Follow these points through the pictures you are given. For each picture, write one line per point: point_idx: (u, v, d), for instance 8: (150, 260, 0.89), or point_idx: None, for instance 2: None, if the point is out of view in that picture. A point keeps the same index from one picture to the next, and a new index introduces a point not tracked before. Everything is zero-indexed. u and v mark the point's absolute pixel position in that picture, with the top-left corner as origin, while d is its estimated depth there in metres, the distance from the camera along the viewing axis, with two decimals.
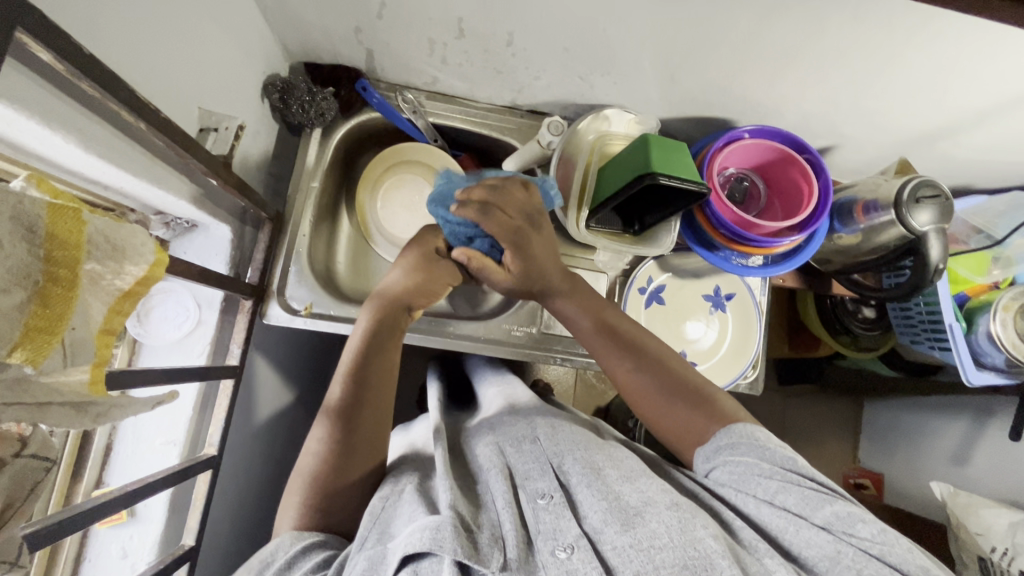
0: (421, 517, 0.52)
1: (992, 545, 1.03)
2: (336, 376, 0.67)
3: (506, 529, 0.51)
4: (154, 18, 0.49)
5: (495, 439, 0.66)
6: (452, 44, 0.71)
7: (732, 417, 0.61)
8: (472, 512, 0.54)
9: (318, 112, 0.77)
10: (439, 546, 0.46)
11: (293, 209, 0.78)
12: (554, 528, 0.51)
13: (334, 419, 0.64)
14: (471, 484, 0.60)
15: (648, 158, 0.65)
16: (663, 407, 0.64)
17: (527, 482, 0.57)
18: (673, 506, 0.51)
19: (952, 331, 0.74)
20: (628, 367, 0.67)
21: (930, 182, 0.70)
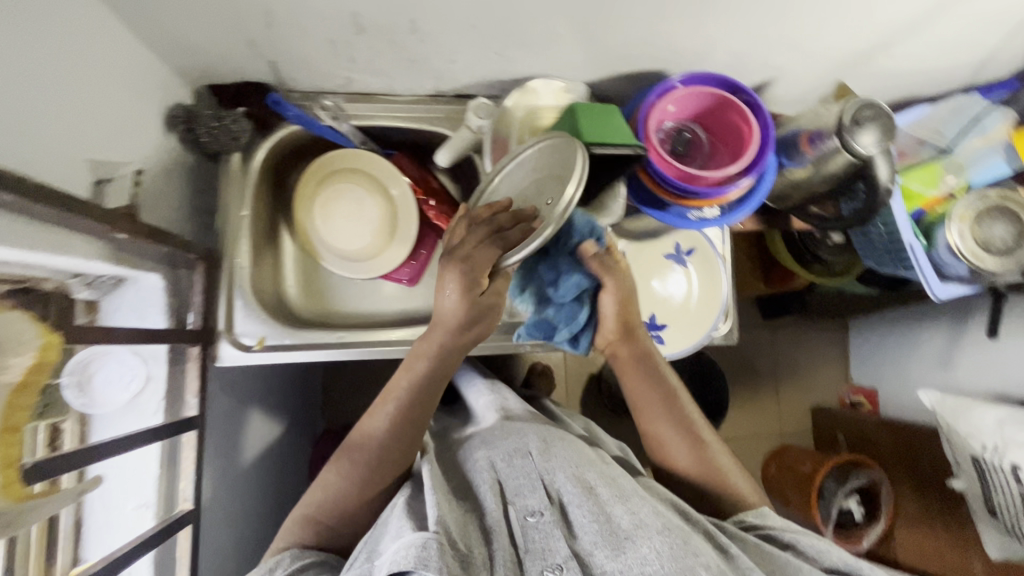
0: (409, 532, 0.53)
1: (982, 443, 1.05)
2: (386, 409, 0.64)
3: (495, 547, 0.56)
4: (5, 76, 0.45)
5: (485, 453, 0.67)
6: (355, 40, 0.66)
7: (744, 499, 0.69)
8: (458, 528, 0.55)
9: (232, 135, 0.73)
10: (424, 565, 0.48)
11: (227, 242, 0.74)
12: (543, 548, 0.55)
13: (366, 452, 0.63)
14: (463, 495, 0.63)
15: (579, 129, 0.62)
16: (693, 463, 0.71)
17: (517, 498, 0.61)
18: (664, 530, 0.54)
19: (912, 249, 0.73)
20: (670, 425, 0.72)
21: (869, 103, 0.68)
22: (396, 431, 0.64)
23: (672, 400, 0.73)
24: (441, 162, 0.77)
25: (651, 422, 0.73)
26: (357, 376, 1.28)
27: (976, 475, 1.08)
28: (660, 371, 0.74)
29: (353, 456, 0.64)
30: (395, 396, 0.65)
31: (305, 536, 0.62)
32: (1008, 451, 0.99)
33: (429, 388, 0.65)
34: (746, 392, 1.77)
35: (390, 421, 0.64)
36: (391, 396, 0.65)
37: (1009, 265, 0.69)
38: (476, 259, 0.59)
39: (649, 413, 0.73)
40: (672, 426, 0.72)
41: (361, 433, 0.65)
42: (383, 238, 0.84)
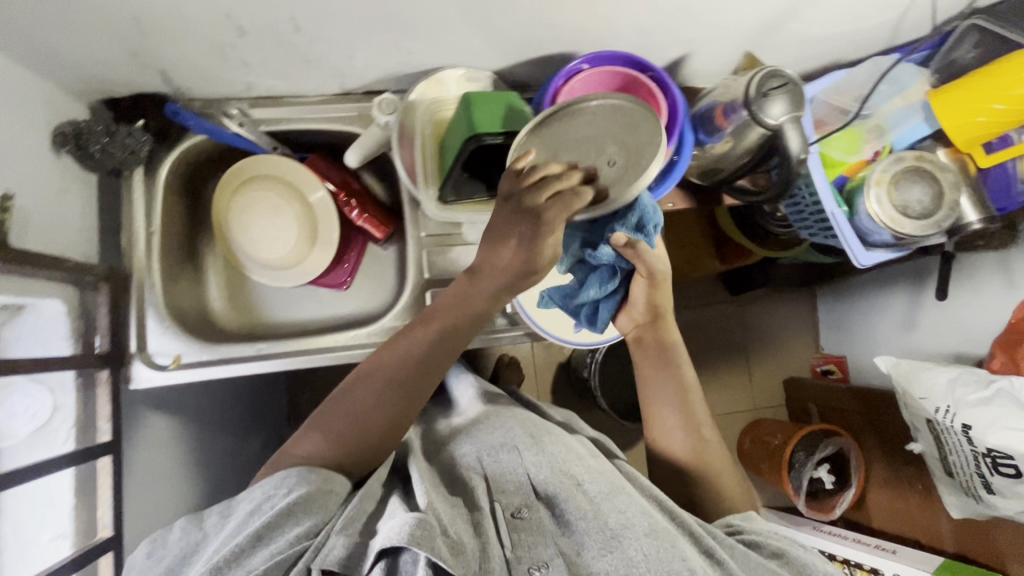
0: (399, 513, 0.53)
1: (936, 406, 1.04)
2: (428, 324, 0.64)
3: (485, 539, 0.56)
4: None
5: (473, 447, 0.72)
6: (240, 43, 0.63)
7: (728, 502, 0.73)
8: (447, 516, 0.56)
9: (126, 149, 0.70)
10: (417, 542, 0.48)
11: (135, 261, 0.72)
12: (530, 545, 0.56)
13: (402, 366, 0.63)
14: (451, 487, 0.66)
15: (471, 119, 0.61)
16: (687, 451, 0.77)
17: (501, 493, 0.63)
18: (651, 533, 0.55)
19: (834, 219, 0.72)
20: (672, 411, 0.78)
21: (776, 72, 0.67)
22: (435, 345, 0.64)
23: (682, 394, 0.79)
24: (351, 163, 0.75)
25: (657, 406, 0.80)
26: (314, 381, 1.26)
27: (933, 438, 1.08)
28: (676, 364, 0.80)
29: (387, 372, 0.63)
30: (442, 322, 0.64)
31: (317, 451, 0.60)
32: (960, 411, 0.99)
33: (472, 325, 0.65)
34: (718, 368, 1.76)
35: (436, 346, 0.63)
36: (433, 313, 0.65)
37: (927, 229, 0.69)
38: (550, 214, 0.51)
39: (656, 396, 0.80)
40: (676, 415, 0.78)
41: (401, 343, 0.64)
42: (306, 244, 0.82)
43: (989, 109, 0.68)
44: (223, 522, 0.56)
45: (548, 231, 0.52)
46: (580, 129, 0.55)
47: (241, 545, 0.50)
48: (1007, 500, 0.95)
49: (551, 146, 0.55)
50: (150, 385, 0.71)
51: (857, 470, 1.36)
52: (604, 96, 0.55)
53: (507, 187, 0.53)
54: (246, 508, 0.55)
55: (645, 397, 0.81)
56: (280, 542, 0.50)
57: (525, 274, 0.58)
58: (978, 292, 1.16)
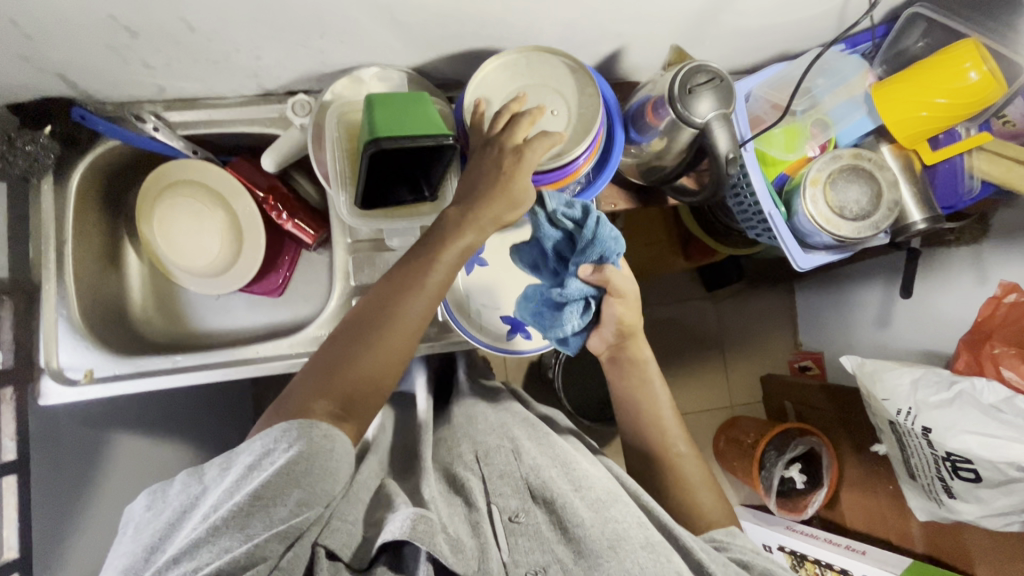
0: (401, 507, 0.56)
1: (897, 408, 1.00)
2: (419, 256, 0.59)
3: (484, 543, 0.58)
4: None
5: (471, 446, 0.71)
6: (135, 45, 0.60)
7: (710, 517, 0.71)
8: (446, 522, 0.58)
9: (28, 158, 0.67)
10: (419, 539, 0.51)
11: (45, 272, 0.69)
12: (529, 555, 0.58)
13: (392, 301, 0.58)
14: (451, 482, 0.67)
15: (369, 123, 0.57)
16: (664, 467, 0.76)
17: (499, 497, 0.64)
18: (648, 546, 0.56)
19: (771, 220, 0.69)
20: (646, 429, 0.78)
21: (702, 68, 0.63)
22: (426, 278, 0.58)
23: (655, 411, 0.78)
24: (267, 166, 0.72)
25: (633, 422, 0.79)
26: None
27: (896, 439, 1.05)
28: (647, 380, 0.79)
29: (379, 307, 0.58)
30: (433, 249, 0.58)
31: (316, 394, 0.55)
32: (921, 413, 0.95)
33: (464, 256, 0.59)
34: (693, 364, 1.73)
35: (428, 275, 0.58)
36: (424, 244, 0.59)
37: (864, 230, 0.66)
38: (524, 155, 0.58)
39: (630, 414, 0.79)
40: (652, 431, 0.78)
41: (392, 278, 0.60)
42: (231, 253, 0.79)
43: (932, 104, 0.65)
44: (224, 476, 0.52)
45: (524, 162, 0.58)
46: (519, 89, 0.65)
47: (241, 507, 0.47)
48: (969, 504, 0.92)
49: (491, 96, 0.65)
50: (63, 400, 0.69)
51: (829, 471, 1.33)
52: (534, 50, 0.66)
53: (480, 138, 0.62)
54: (244, 461, 0.51)
55: (622, 414, 0.80)
56: (283, 503, 0.48)
57: (513, 205, 0.58)
58: (946, 289, 1.12)
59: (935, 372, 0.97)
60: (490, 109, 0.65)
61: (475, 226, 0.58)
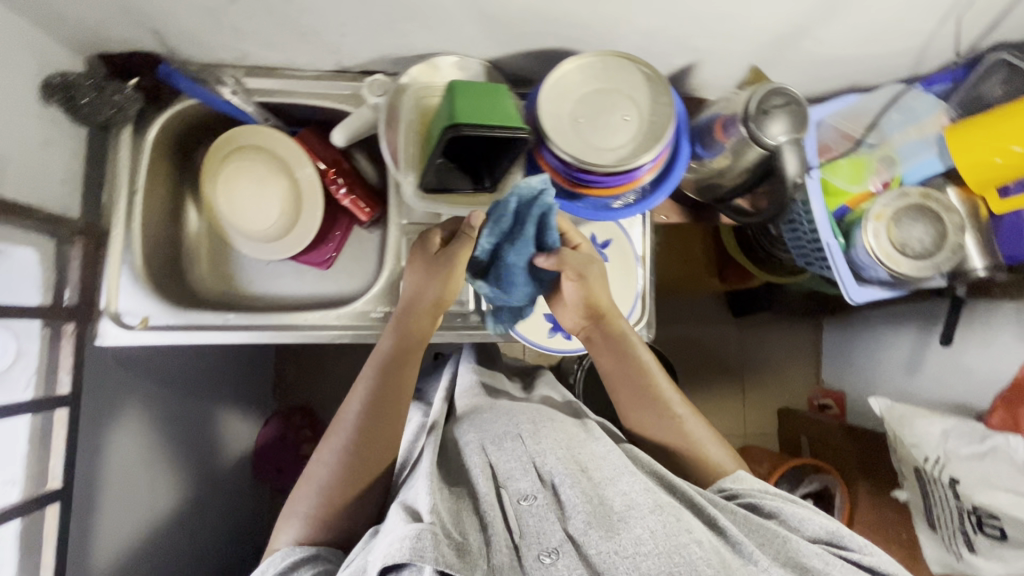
0: (400, 525, 0.57)
1: (924, 455, 0.99)
2: (364, 373, 0.71)
3: (492, 532, 0.59)
4: None
5: (476, 435, 0.71)
6: (231, 10, 0.62)
7: (718, 466, 0.72)
8: (456, 520, 0.59)
9: (115, 107, 0.71)
10: (420, 555, 0.52)
11: (115, 220, 0.72)
12: (539, 532, 0.58)
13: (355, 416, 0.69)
14: (457, 478, 0.68)
15: (450, 109, 0.58)
16: (665, 433, 0.74)
17: (510, 482, 0.64)
18: (657, 510, 0.58)
19: (829, 250, 0.68)
20: (640, 405, 0.75)
21: (781, 89, 0.63)
22: (376, 388, 0.69)
23: (644, 381, 0.75)
24: (336, 141, 0.73)
25: (625, 398, 0.76)
26: (302, 359, 1.27)
27: (918, 488, 1.02)
28: (630, 349, 0.75)
29: (342, 432, 0.68)
30: (376, 363, 0.70)
31: (307, 527, 0.65)
32: (951, 462, 0.94)
33: (408, 353, 0.71)
34: (711, 388, 1.72)
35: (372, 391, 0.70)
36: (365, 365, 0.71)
37: (924, 270, 0.65)
38: (455, 252, 0.67)
39: (621, 391, 0.76)
40: (646, 404, 0.75)
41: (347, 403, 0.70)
42: (287, 220, 0.81)
43: (1006, 151, 0.64)
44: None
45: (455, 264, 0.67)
46: (589, 94, 0.66)
47: None
48: (991, 561, 0.89)
49: (565, 97, 0.65)
50: (119, 343, 0.71)
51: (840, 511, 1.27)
52: (613, 55, 0.66)
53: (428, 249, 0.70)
54: None
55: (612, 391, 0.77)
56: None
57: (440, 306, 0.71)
58: (987, 341, 1.10)
59: (967, 425, 0.96)
60: (564, 109, 0.65)
61: (411, 334, 0.71)
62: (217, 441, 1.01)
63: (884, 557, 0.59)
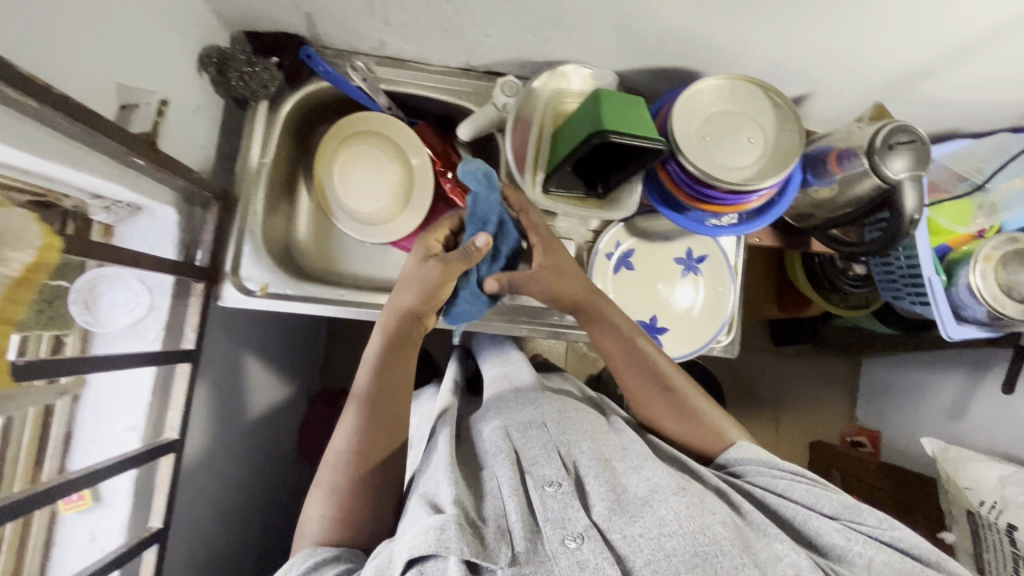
0: (424, 517, 0.52)
1: (981, 499, 1.00)
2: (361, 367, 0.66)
3: (511, 518, 0.53)
4: (58, 7, 0.46)
5: (500, 422, 0.67)
6: (390, 2, 0.66)
7: (725, 437, 0.68)
8: (477, 504, 0.55)
9: (261, 83, 0.73)
10: (445, 546, 0.47)
11: (244, 189, 0.75)
12: (563, 517, 0.54)
13: (360, 409, 0.64)
14: (474, 468, 0.62)
15: (598, 115, 0.61)
16: (670, 414, 0.70)
17: (534, 467, 0.59)
18: (680, 492, 0.55)
19: (930, 285, 0.71)
20: (646, 382, 0.71)
21: (905, 127, 0.65)
22: (379, 377, 0.65)
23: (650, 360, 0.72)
24: (463, 136, 0.78)
25: (629, 378, 0.72)
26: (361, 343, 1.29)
27: (970, 530, 1.03)
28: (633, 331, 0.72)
29: (349, 426, 0.63)
30: (369, 367, 0.66)
31: (321, 531, 0.58)
32: (1007, 509, 0.94)
33: (403, 355, 0.67)
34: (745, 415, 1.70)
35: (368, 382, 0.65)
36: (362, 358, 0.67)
37: None
38: (448, 262, 0.64)
39: (626, 373, 0.72)
40: (637, 365, 0.71)
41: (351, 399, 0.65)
42: (397, 206, 0.85)
43: None
44: None
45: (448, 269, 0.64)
46: (717, 112, 0.68)
47: None
48: None
49: (695, 114, 0.68)
50: (238, 306, 0.74)
51: None
52: (742, 79, 0.69)
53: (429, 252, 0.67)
54: None
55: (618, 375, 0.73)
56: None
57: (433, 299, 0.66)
58: None
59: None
60: (691, 126, 0.68)
61: (402, 336, 0.66)
62: (270, 414, 1.03)
63: (907, 531, 0.57)
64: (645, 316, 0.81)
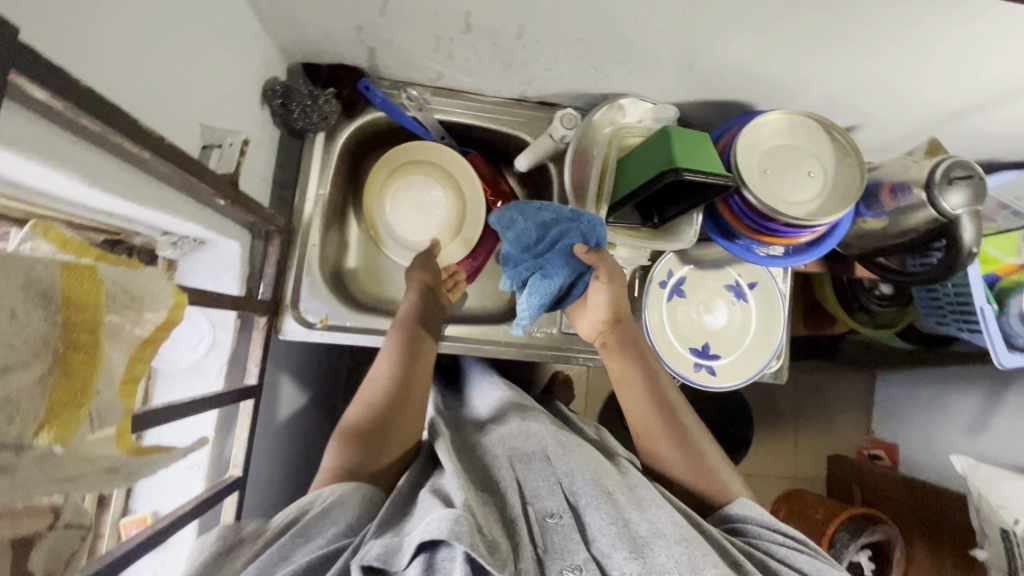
0: (436, 509, 0.50)
1: (1014, 518, 1.00)
2: (377, 371, 0.70)
3: (518, 542, 0.52)
4: (161, 53, 0.46)
5: (504, 451, 0.64)
6: (459, 38, 0.66)
7: (731, 491, 0.63)
8: (484, 516, 0.52)
9: (321, 116, 0.74)
10: (457, 537, 0.45)
11: (302, 220, 0.75)
12: (563, 549, 0.52)
13: (376, 400, 0.66)
14: (483, 487, 0.60)
15: (671, 153, 0.61)
16: (670, 453, 0.66)
17: (535, 500, 0.57)
18: (683, 541, 0.51)
19: (984, 314, 0.73)
20: (652, 415, 0.68)
21: (962, 162, 0.67)
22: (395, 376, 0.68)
23: (658, 394, 0.69)
24: (520, 166, 0.79)
25: (635, 410, 0.69)
26: None
27: (1003, 550, 1.03)
28: (648, 361, 0.71)
29: (360, 412, 0.66)
30: (385, 365, 0.70)
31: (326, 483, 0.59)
32: None
33: (407, 374, 0.69)
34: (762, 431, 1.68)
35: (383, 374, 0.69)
36: (378, 364, 0.71)
37: None
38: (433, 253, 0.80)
39: (633, 405, 0.70)
40: (642, 390, 0.69)
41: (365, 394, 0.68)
42: (448, 234, 0.85)
43: None
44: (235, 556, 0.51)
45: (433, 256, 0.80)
46: (777, 145, 0.70)
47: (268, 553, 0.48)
48: None
49: (755, 148, 0.69)
50: (296, 339, 0.75)
51: (897, 565, 1.14)
52: (801, 114, 0.70)
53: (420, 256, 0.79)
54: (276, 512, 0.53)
55: (625, 406, 0.71)
56: (323, 537, 0.51)
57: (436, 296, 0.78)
58: None
59: None
60: (752, 160, 0.69)
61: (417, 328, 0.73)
62: (307, 441, 1.01)
63: None
64: (697, 344, 0.82)
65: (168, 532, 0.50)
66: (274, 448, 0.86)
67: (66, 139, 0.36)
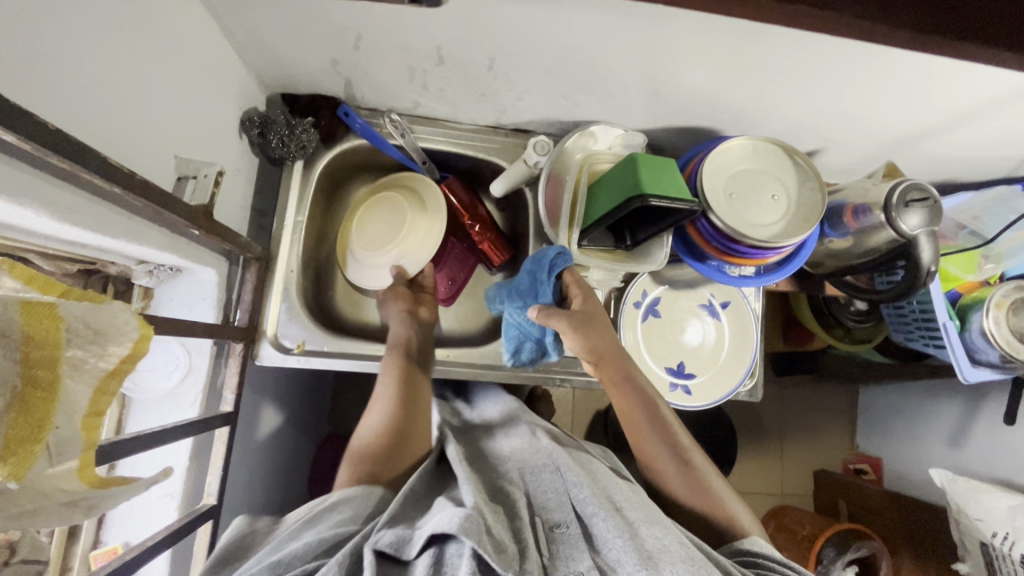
0: (448, 508, 0.53)
1: (993, 530, 1.01)
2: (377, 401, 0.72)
3: (524, 545, 0.53)
4: (134, 90, 0.47)
5: (517, 465, 0.66)
6: (433, 70, 0.69)
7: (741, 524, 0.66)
8: (494, 518, 0.53)
9: (299, 145, 0.75)
10: (467, 532, 0.47)
11: (281, 246, 0.77)
12: (567, 557, 0.53)
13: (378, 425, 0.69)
14: (495, 495, 0.61)
15: (638, 180, 0.63)
16: (683, 486, 0.69)
17: (543, 511, 0.59)
18: (689, 560, 0.49)
19: (945, 329, 0.75)
20: (663, 452, 0.69)
21: (918, 186, 0.70)
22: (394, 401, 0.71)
23: (667, 430, 0.70)
24: (497, 190, 0.81)
25: (644, 446, 0.71)
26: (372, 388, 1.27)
27: (983, 562, 1.04)
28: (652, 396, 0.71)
29: (366, 439, 0.68)
30: (384, 392, 0.72)
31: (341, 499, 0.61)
32: (1020, 540, 0.95)
33: (409, 407, 0.72)
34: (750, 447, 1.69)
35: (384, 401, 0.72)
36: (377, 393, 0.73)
37: None
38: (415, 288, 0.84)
39: (642, 441, 0.71)
40: (656, 437, 0.69)
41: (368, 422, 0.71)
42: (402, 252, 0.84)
43: None
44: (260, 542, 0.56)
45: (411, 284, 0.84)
46: (742, 170, 0.72)
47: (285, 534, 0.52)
48: None
49: (721, 173, 0.72)
50: (273, 364, 0.74)
51: None
52: (764, 140, 0.73)
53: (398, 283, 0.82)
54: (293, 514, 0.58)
55: (633, 440, 0.72)
56: (330, 522, 0.54)
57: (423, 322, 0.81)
58: None
59: None
60: (718, 185, 0.71)
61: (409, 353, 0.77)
62: (289, 467, 1.00)
63: None
64: (672, 363, 0.83)
65: (134, 566, 0.49)
66: (254, 474, 0.86)
67: (35, 177, 0.37)
